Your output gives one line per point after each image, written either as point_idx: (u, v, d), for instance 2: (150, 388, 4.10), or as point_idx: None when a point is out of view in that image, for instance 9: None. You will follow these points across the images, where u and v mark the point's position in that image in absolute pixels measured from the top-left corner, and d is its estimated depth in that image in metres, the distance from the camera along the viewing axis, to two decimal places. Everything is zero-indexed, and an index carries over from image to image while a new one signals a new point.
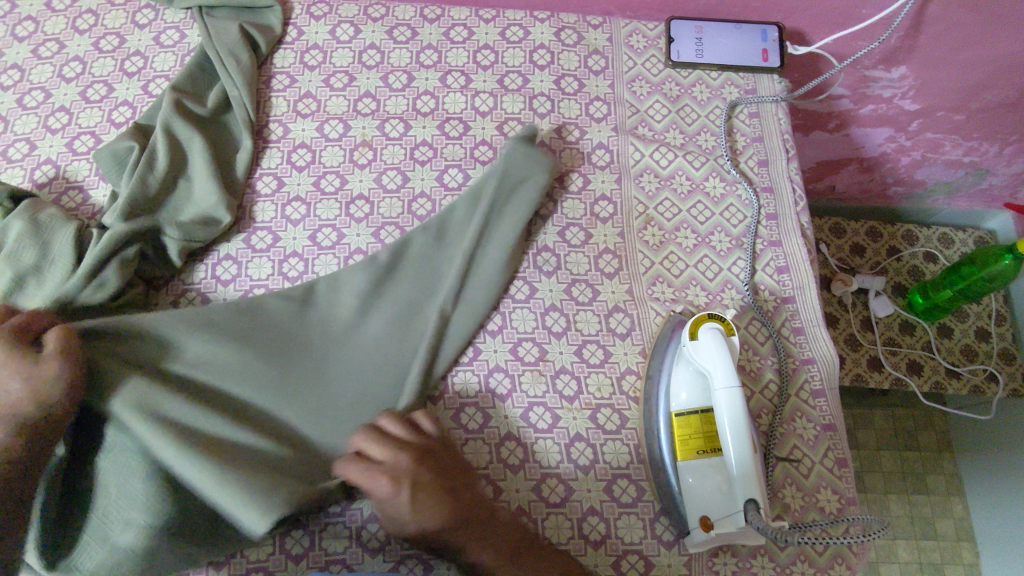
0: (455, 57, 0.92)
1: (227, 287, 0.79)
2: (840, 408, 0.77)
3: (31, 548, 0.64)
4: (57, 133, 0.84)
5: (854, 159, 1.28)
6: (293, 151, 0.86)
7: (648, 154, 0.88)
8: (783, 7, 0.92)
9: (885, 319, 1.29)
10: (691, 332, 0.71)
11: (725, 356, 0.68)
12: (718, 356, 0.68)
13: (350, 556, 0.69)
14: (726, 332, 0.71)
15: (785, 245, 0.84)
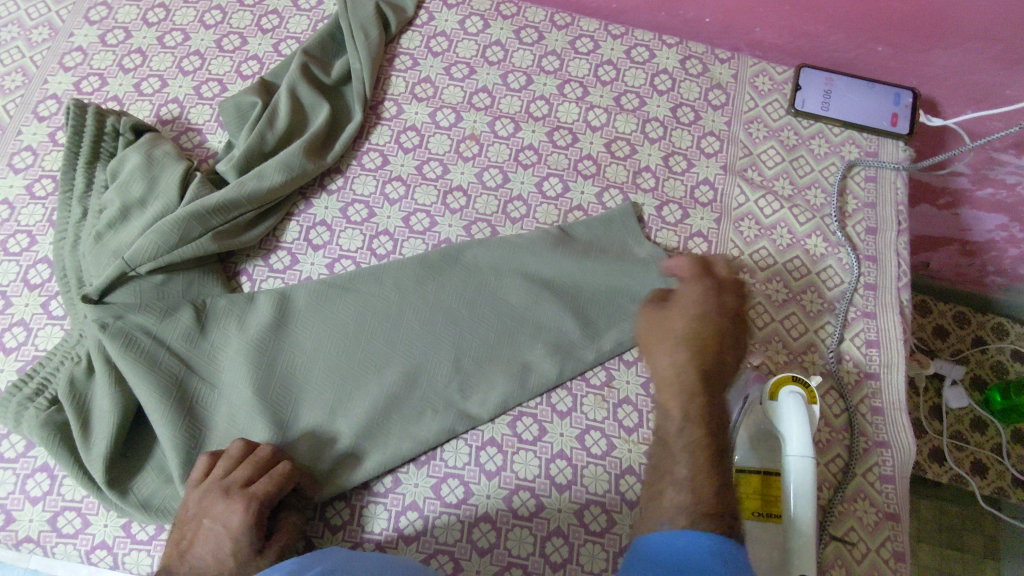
0: (577, 67, 0.92)
1: (317, 252, 0.81)
2: (907, 499, 0.73)
3: (100, 461, 0.67)
4: (188, 75, 0.88)
5: (958, 240, 1.22)
6: (402, 132, 0.87)
7: (753, 199, 0.86)
8: (922, 72, 0.90)
9: (956, 411, 1.24)
10: (771, 392, 0.70)
11: (805, 421, 0.67)
12: (799, 420, 0.67)
13: (385, 538, 0.70)
14: (808, 399, 0.70)
15: (879, 319, 0.81)
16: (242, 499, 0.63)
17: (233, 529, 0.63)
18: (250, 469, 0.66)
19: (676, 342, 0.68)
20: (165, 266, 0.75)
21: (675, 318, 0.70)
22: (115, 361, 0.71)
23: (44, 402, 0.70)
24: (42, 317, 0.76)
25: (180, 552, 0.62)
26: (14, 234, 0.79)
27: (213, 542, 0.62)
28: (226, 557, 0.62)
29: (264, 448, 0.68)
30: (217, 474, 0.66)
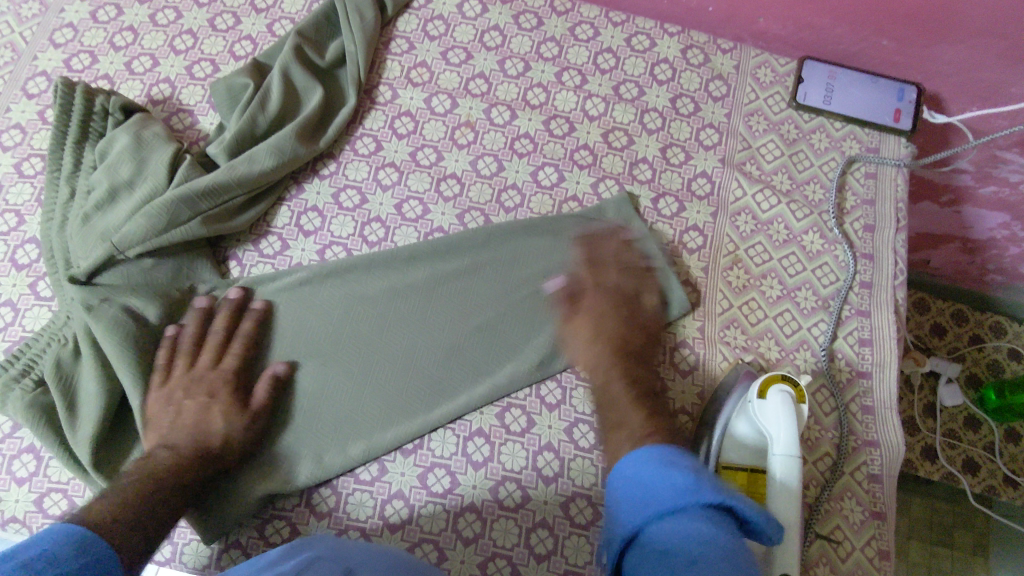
0: (576, 55, 0.90)
1: (308, 237, 0.80)
2: (894, 499, 0.73)
3: (86, 444, 0.67)
4: (180, 55, 0.86)
5: (958, 237, 1.21)
6: (397, 117, 0.86)
7: (751, 194, 0.85)
8: (928, 68, 0.88)
9: (950, 409, 1.23)
10: (759, 391, 0.69)
11: (792, 421, 0.67)
12: (786, 420, 0.67)
13: (370, 526, 0.70)
14: (797, 398, 0.69)
15: (873, 317, 0.80)
16: (216, 376, 0.70)
17: (214, 398, 0.69)
18: (217, 347, 0.72)
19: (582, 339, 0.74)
20: (154, 250, 0.75)
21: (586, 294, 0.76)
22: (101, 345, 0.70)
23: (30, 384, 0.70)
24: (30, 298, 0.75)
25: (175, 424, 0.67)
26: (2, 213, 0.79)
27: (198, 409, 0.68)
28: (213, 426, 0.67)
29: (221, 321, 0.73)
30: (194, 363, 0.71)
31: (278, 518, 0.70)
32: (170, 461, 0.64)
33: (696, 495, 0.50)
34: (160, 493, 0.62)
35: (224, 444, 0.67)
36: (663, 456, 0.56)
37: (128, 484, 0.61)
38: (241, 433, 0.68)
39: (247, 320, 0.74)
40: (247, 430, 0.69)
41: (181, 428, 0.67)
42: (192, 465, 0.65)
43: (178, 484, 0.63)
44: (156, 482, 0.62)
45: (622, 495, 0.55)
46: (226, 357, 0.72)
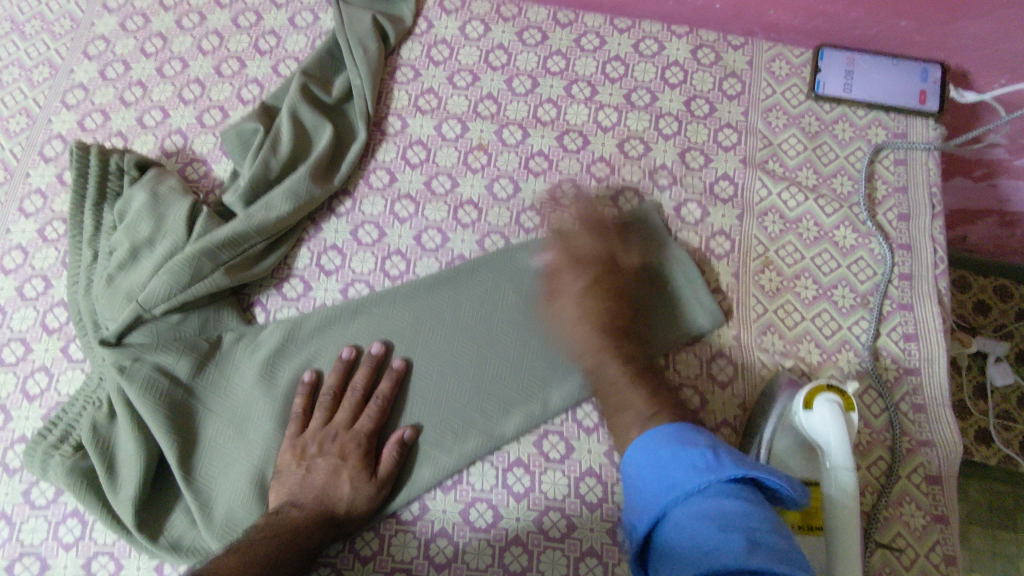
0: (584, 66, 0.88)
1: (330, 277, 0.79)
2: (956, 500, 0.70)
3: (129, 505, 0.67)
4: (189, 104, 0.87)
5: (996, 211, 1.16)
6: (408, 147, 0.85)
7: (776, 191, 0.82)
8: (951, 46, 0.85)
9: (1002, 389, 1.19)
10: (805, 401, 0.67)
11: (841, 431, 0.64)
12: (837, 429, 0.64)
13: (416, 567, 0.69)
14: (845, 407, 0.66)
15: (916, 310, 0.77)
16: (352, 437, 0.70)
17: (345, 461, 0.69)
18: (353, 405, 0.72)
19: (574, 297, 0.73)
20: (181, 304, 0.75)
21: (572, 271, 0.74)
22: (136, 405, 0.70)
23: (69, 449, 0.70)
24: (63, 362, 0.76)
25: (307, 481, 0.68)
26: (30, 278, 0.80)
27: (330, 471, 0.68)
28: (340, 490, 0.68)
29: (359, 378, 0.73)
30: (318, 423, 0.71)
31: (325, 565, 0.69)
32: (285, 524, 0.65)
33: (716, 470, 0.51)
34: (277, 554, 0.62)
35: (349, 508, 0.67)
36: (673, 434, 0.57)
37: (246, 545, 0.61)
38: (367, 499, 0.68)
39: (386, 380, 0.73)
40: (376, 494, 0.69)
41: (309, 490, 0.67)
42: (313, 525, 0.65)
43: (296, 549, 0.64)
44: (271, 547, 0.62)
45: (638, 479, 0.56)
46: (363, 417, 0.71)
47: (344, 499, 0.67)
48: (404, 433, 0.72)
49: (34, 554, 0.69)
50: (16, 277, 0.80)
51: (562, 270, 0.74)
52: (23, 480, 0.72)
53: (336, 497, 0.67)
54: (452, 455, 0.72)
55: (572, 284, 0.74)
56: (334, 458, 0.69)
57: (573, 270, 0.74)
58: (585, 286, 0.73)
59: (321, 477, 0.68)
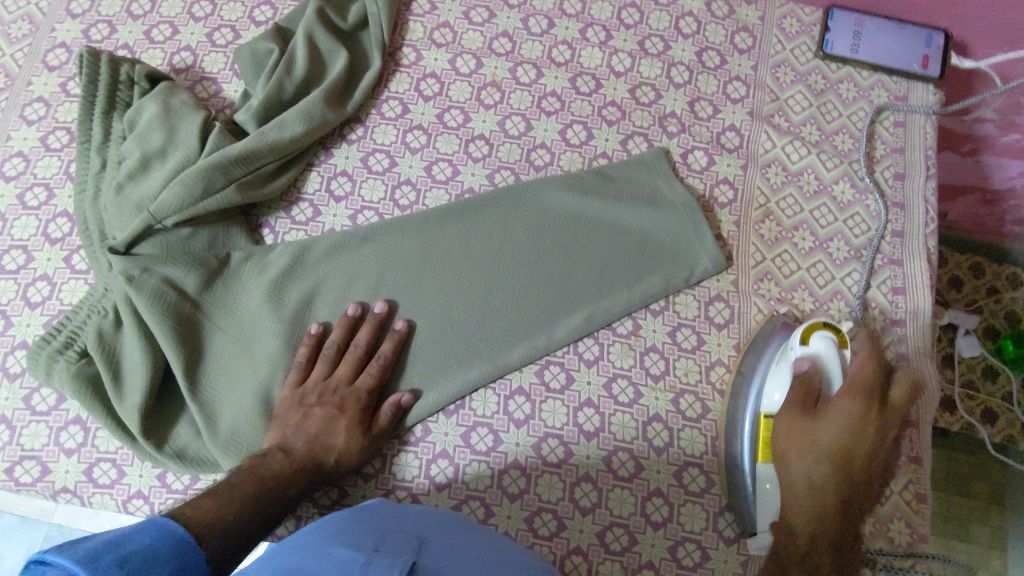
0: (600, 10, 0.89)
1: (340, 203, 0.80)
2: (930, 444, 0.74)
3: (135, 412, 0.67)
4: (199, 22, 0.85)
5: (978, 188, 1.18)
6: (422, 79, 0.85)
7: (781, 145, 0.84)
8: (955, 13, 0.87)
9: (968, 360, 1.20)
10: (803, 336, 0.70)
11: (838, 366, 0.69)
12: (835, 361, 0.69)
13: (418, 486, 0.71)
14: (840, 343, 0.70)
15: (906, 265, 0.80)
16: (352, 392, 0.70)
17: (342, 412, 0.69)
18: (354, 362, 0.72)
19: (801, 417, 0.67)
20: (191, 219, 0.74)
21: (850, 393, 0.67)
22: (143, 314, 0.70)
23: (74, 355, 0.70)
24: (65, 272, 0.75)
25: (302, 426, 0.68)
26: (32, 186, 0.78)
27: (325, 420, 0.68)
28: (332, 441, 0.68)
29: (363, 336, 0.73)
30: (319, 374, 0.71)
31: None
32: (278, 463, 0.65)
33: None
34: (258, 498, 0.62)
35: (338, 458, 0.68)
36: None
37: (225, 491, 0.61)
38: (356, 452, 0.68)
39: (389, 341, 0.73)
40: (371, 444, 0.69)
41: (304, 434, 0.68)
42: (302, 469, 0.66)
43: (281, 492, 0.64)
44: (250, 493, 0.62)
45: None
46: (363, 375, 0.71)
47: (332, 451, 0.67)
48: (403, 398, 0.71)
49: (35, 458, 0.70)
50: (17, 185, 0.78)
51: (844, 393, 0.68)
52: (24, 386, 0.72)
53: (324, 446, 0.67)
54: (456, 382, 0.73)
55: (842, 399, 0.67)
56: (330, 413, 0.69)
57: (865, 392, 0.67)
58: (838, 421, 0.66)
59: (314, 428, 0.68)
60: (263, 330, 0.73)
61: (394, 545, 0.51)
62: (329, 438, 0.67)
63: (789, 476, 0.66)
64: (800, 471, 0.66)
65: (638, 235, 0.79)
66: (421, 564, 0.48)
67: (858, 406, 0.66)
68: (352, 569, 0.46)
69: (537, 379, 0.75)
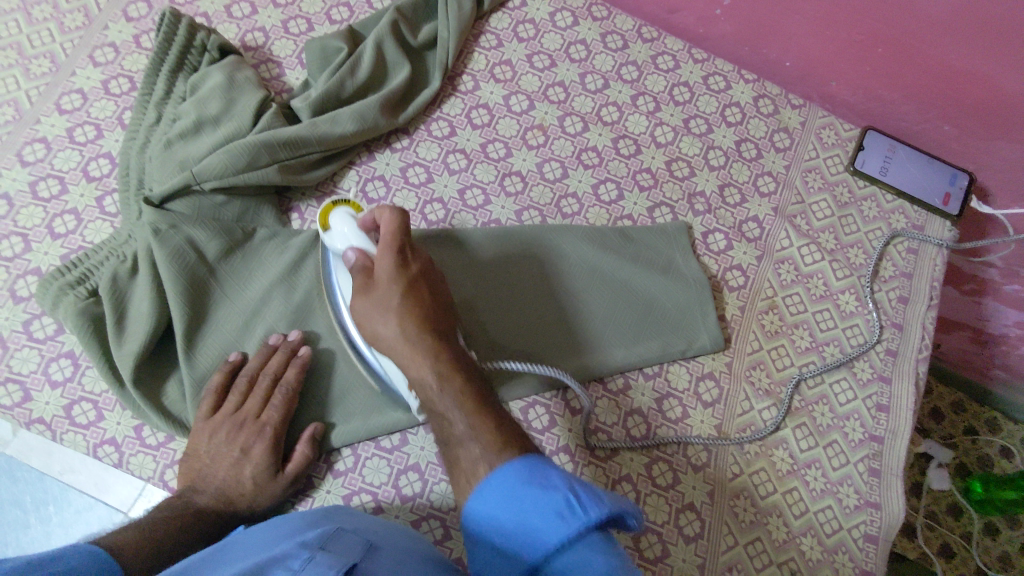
0: (654, 83, 0.93)
1: (371, 205, 0.82)
2: (885, 562, 0.75)
3: (129, 359, 0.68)
4: (279, 8, 0.89)
5: (973, 327, 1.20)
6: (474, 108, 0.89)
7: (797, 246, 0.88)
8: (980, 159, 0.92)
9: (936, 492, 1.22)
10: (321, 222, 0.70)
11: (354, 229, 0.68)
12: (357, 233, 0.68)
13: (382, 493, 0.71)
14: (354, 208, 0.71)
15: (893, 385, 0.83)
16: (259, 430, 0.68)
17: (247, 455, 0.67)
18: (262, 395, 0.69)
19: (393, 316, 0.64)
20: (227, 188, 0.76)
21: (378, 251, 0.66)
22: (159, 268, 0.72)
23: (83, 292, 0.72)
24: (95, 211, 0.77)
25: (210, 472, 0.66)
26: (82, 124, 0.81)
27: (231, 465, 0.66)
28: (242, 483, 0.66)
29: (272, 365, 0.70)
30: (229, 408, 0.69)
31: None
32: (187, 506, 0.64)
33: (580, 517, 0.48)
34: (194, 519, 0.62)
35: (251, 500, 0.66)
36: (524, 475, 0.52)
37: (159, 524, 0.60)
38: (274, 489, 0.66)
39: (292, 368, 0.70)
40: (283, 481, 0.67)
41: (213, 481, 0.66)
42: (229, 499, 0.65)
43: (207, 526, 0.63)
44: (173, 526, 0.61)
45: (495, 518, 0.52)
46: (270, 408, 0.69)
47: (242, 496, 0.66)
48: (317, 431, 0.70)
49: (20, 383, 0.70)
50: (70, 119, 0.81)
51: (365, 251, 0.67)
52: (27, 310, 0.73)
53: (233, 492, 0.66)
54: None
55: (381, 264, 0.65)
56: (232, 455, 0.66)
57: (397, 248, 0.65)
58: (408, 303, 0.64)
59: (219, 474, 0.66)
60: (270, 311, 0.75)
61: (339, 545, 0.50)
62: (237, 480, 0.66)
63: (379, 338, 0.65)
64: (428, 370, 0.62)
65: (645, 299, 0.82)
66: (362, 566, 0.48)
67: (390, 266, 0.65)
68: (292, 565, 0.45)
69: (520, 414, 0.77)
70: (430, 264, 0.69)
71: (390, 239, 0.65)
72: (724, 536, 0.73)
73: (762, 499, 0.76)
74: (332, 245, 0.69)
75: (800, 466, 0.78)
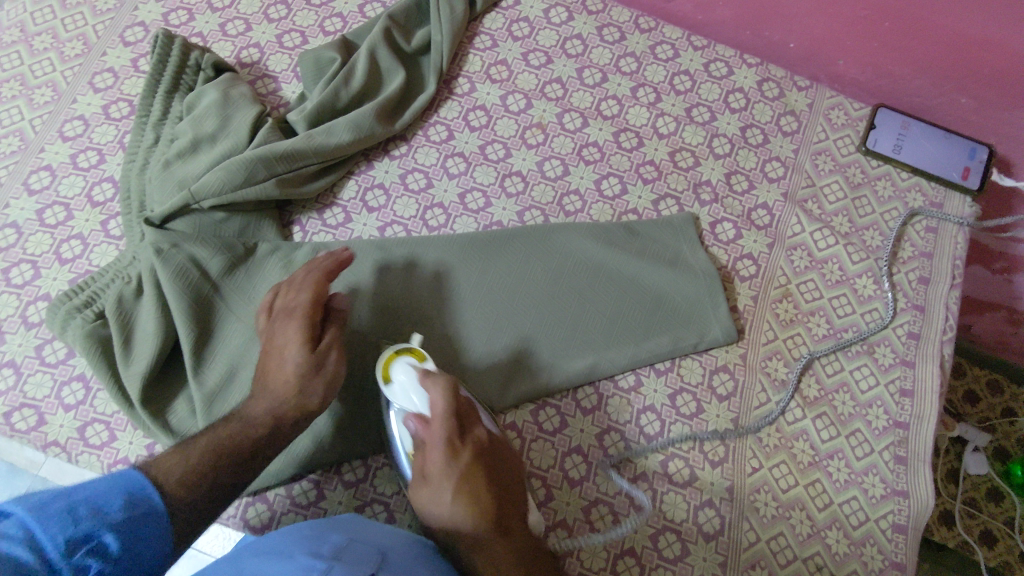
0: (653, 73, 0.92)
1: (371, 214, 0.82)
2: (917, 553, 0.72)
3: (137, 379, 0.69)
4: (272, 23, 0.89)
5: (1005, 305, 1.15)
6: (471, 110, 0.88)
7: (809, 231, 0.85)
8: (1002, 131, 0.88)
9: (974, 478, 1.18)
10: (384, 374, 0.69)
11: (415, 385, 0.67)
12: (418, 396, 0.66)
13: (395, 502, 0.71)
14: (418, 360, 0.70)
15: (917, 369, 0.80)
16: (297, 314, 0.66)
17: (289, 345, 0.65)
18: (300, 289, 0.68)
19: (448, 510, 0.61)
20: (226, 205, 0.77)
21: (428, 431, 0.64)
22: (163, 287, 0.72)
23: (91, 315, 0.72)
24: (100, 235, 0.78)
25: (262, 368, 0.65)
26: (85, 150, 0.82)
27: (276, 357, 0.65)
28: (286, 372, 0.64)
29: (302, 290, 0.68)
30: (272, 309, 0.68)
31: (308, 479, 0.72)
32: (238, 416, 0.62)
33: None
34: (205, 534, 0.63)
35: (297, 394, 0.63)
36: None
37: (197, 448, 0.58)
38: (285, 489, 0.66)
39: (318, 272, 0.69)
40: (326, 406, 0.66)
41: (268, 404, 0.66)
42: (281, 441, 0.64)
43: None
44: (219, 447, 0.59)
45: None
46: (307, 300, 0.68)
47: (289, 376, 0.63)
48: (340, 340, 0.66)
49: (34, 408, 0.71)
50: (73, 146, 0.82)
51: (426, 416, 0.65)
52: (38, 336, 0.74)
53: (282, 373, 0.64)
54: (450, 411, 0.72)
55: (432, 455, 0.62)
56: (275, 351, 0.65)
57: (447, 433, 0.63)
58: (461, 486, 0.61)
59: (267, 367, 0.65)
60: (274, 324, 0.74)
61: (354, 555, 0.51)
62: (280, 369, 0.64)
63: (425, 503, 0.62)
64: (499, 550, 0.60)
65: (654, 295, 0.80)
66: None
67: (442, 455, 0.62)
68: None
69: (531, 417, 0.76)
70: (487, 440, 0.66)
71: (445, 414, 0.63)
72: (746, 532, 0.71)
73: (784, 492, 0.73)
74: (393, 399, 0.68)
75: (822, 458, 0.75)
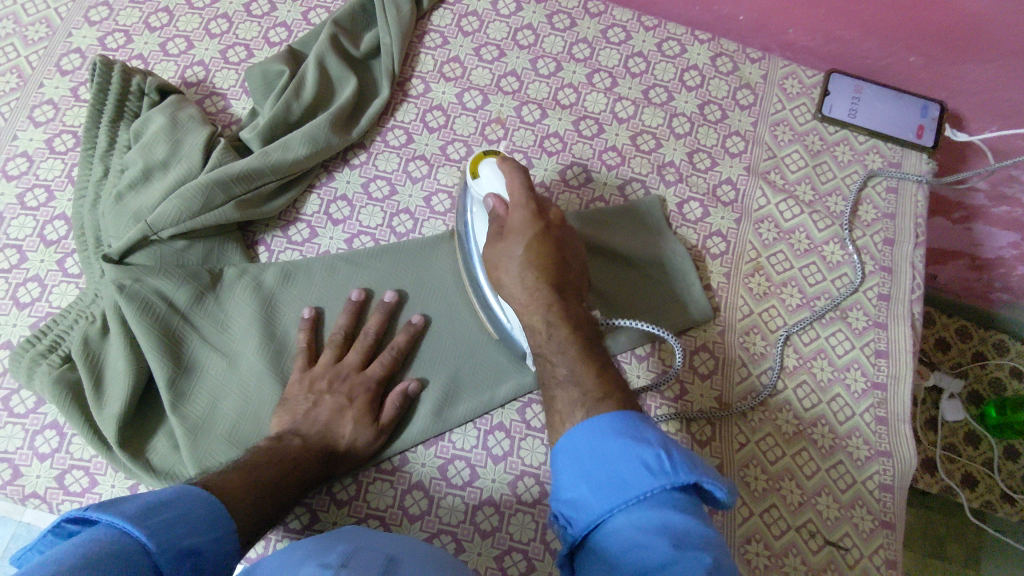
0: (607, 57, 0.91)
1: (337, 226, 0.80)
2: (903, 509, 0.74)
3: (112, 420, 0.67)
4: (214, 38, 0.87)
5: (968, 254, 1.18)
6: (428, 111, 0.86)
7: (775, 203, 0.86)
8: (952, 87, 0.90)
9: (952, 423, 1.20)
10: (471, 170, 0.71)
11: (497, 176, 0.69)
12: (498, 178, 0.69)
13: (390, 516, 0.70)
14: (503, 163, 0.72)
15: (890, 329, 0.81)
16: (362, 381, 0.71)
17: (352, 403, 0.70)
18: (364, 348, 0.73)
19: (516, 266, 0.66)
20: (187, 233, 0.75)
21: (510, 205, 0.68)
22: (130, 324, 0.70)
23: (57, 359, 0.70)
24: (57, 275, 0.76)
25: (311, 417, 0.68)
26: (33, 187, 0.79)
27: (335, 410, 0.69)
28: (342, 431, 0.68)
29: (371, 324, 0.73)
30: (328, 360, 0.71)
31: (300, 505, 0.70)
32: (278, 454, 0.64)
33: (670, 475, 0.48)
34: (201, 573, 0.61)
35: (349, 448, 0.68)
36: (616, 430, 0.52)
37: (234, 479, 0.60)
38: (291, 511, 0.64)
39: (403, 333, 0.74)
40: (376, 435, 0.70)
41: (313, 423, 0.68)
42: (312, 459, 0.66)
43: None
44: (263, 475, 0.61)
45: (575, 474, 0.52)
46: (373, 363, 0.72)
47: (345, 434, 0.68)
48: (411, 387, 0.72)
49: (8, 460, 0.69)
50: (19, 184, 0.79)
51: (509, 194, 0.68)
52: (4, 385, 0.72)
53: (331, 426, 0.68)
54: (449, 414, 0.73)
55: (514, 212, 0.68)
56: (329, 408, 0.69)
57: (529, 202, 0.68)
58: (530, 254, 0.66)
59: (312, 414, 0.68)
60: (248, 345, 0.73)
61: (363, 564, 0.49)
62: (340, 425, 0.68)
63: (499, 265, 0.68)
64: (551, 300, 0.64)
65: (630, 282, 0.80)
66: None
67: (522, 218, 0.67)
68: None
69: (518, 417, 0.75)
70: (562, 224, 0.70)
71: (524, 193, 0.67)
72: (739, 507, 0.72)
73: (772, 464, 0.75)
74: (477, 191, 0.71)
75: (806, 426, 0.77)
